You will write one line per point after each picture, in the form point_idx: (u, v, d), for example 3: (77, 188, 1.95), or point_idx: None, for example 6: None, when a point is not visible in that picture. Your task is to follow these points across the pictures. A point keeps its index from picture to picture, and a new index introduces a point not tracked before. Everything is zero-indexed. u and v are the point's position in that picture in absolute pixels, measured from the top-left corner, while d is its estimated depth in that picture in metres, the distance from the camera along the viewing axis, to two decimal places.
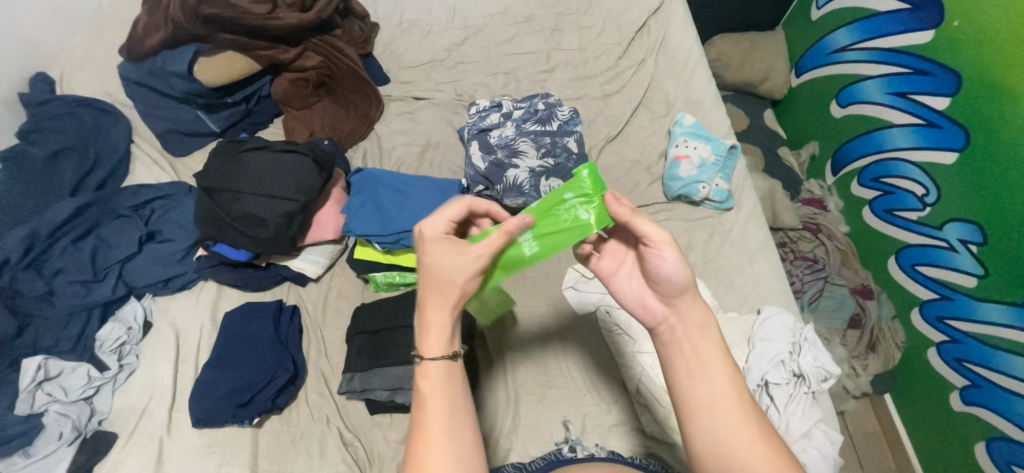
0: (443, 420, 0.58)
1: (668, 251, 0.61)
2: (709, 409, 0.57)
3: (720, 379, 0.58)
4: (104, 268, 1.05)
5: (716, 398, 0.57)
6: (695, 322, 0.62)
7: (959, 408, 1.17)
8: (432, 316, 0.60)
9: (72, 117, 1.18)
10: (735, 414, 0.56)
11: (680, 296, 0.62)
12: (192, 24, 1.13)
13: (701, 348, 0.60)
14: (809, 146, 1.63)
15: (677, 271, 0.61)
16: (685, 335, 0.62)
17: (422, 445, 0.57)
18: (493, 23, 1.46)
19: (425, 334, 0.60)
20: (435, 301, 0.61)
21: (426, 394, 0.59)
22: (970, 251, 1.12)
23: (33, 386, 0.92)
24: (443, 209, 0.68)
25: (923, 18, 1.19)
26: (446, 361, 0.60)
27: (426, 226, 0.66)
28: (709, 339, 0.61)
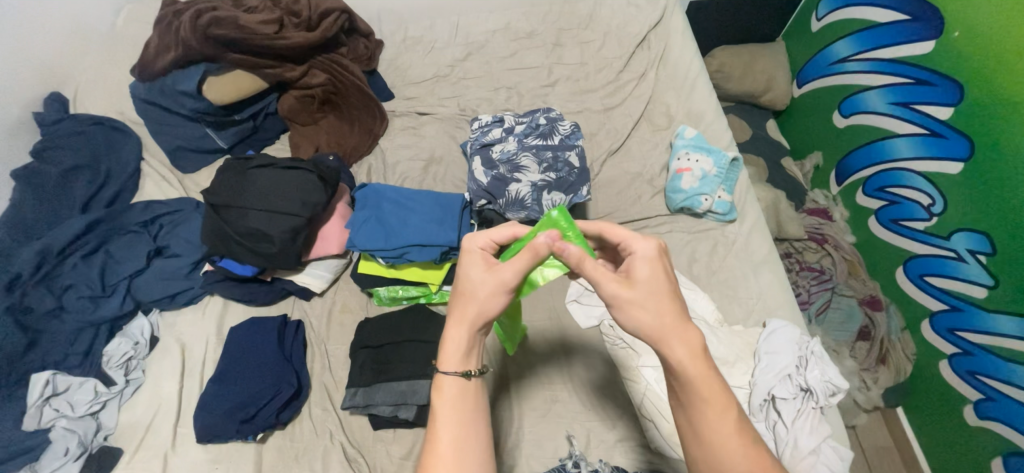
0: (455, 432, 0.59)
1: (619, 309, 0.62)
2: (697, 443, 0.59)
3: (706, 416, 0.59)
4: (113, 284, 1.06)
5: (704, 434, 0.59)
6: (671, 363, 0.60)
7: (973, 421, 1.15)
8: (452, 330, 0.63)
9: (85, 135, 1.21)
10: (725, 453, 0.58)
11: (649, 341, 0.61)
12: (202, 45, 1.16)
13: (685, 388, 0.60)
14: (813, 156, 1.62)
15: (634, 322, 0.61)
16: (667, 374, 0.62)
17: (429, 461, 0.58)
18: (495, 39, 1.48)
19: (444, 350, 0.63)
20: (455, 316, 0.63)
21: (438, 407, 0.61)
22: (979, 261, 1.11)
23: (41, 401, 0.93)
24: (489, 229, 0.69)
25: (923, 29, 1.19)
26: (461, 378, 0.62)
27: (467, 238, 0.68)
28: (691, 381, 0.59)
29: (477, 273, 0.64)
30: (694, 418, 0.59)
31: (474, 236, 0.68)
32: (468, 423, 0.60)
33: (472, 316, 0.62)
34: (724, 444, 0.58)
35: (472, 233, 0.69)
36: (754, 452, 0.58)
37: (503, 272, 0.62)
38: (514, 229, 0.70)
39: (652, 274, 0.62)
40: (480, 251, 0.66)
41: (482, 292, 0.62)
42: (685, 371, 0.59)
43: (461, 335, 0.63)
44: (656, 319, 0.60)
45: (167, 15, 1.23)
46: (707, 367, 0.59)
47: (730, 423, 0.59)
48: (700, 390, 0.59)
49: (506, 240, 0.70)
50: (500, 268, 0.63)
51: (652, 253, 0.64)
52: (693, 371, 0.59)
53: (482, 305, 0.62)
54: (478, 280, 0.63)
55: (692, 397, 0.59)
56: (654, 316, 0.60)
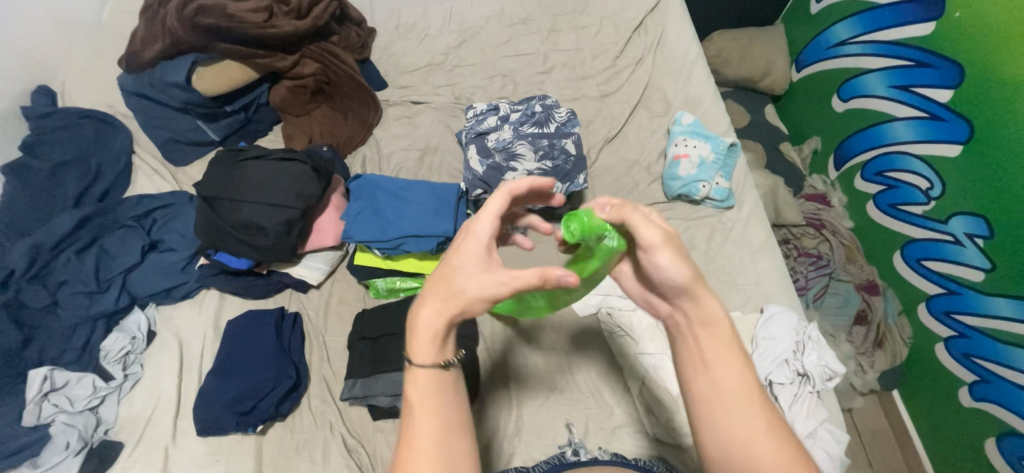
0: (436, 424, 0.56)
1: (661, 253, 0.62)
2: (713, 407, 0.57)
3: (727, 373, 0.58)
4: (109, 278, 1.05)
5: (722, 392, 0.57)
6: (703, 316, 0.61)
7: (969, 403, 1.16)
8: (426, 317, 0.59)
9: (74, 129, 1.20)
10: (742, 408, 0.56)
11: (684, 292, 0.62)
12: (189, 34, 1.13)
13: (707, 342, 0.60)
14: (811, 141, 1.61)
15: (673, 268, 0.62)
16: (692, 328, 0.62)
17: (406, 452, 0.55)
18: (489, 25, 1.46)
19: (414, 339, 0.59)
20: (432, 302, 0.59)
21: (414, 400, 0.58)
22: (977, 245, 1.11)
23: (40, 397, 0.93)
24: (488, 205, 0.63)
25: (924, 9, 1.17)
26: (437, 369, 0.59)
27: (473, 224, 0.63)
28: (716, 333, 0.60)
29: (471, 263, 0.59)
30: (718, 375, 0.58)
31: (476, 219, 0.63)
32: (449, 414, 0.58)
33: (452, 305, 0.58)
34: (743, 399, 0.56)
35: (475, 216, 0.63)
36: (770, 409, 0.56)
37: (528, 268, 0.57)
38: (507, 191, 0.65)
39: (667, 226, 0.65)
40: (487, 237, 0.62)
41: (476, 282, 0.58)
42: (717, 323, 0.61)
43: (438, 320, 0.59)
44: (691, 272, 0.61)
45: (153, 5, 1.20)
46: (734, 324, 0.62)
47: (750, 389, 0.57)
48: (731, 344, 0.60)
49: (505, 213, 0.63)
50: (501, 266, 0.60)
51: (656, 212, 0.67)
52: (722, 321, 0.61)
53: (476, 299, 0.58)
54: (467, 276, 0.59)
55: (716, 351, 0.59)
56: (689, 269, 0.62)
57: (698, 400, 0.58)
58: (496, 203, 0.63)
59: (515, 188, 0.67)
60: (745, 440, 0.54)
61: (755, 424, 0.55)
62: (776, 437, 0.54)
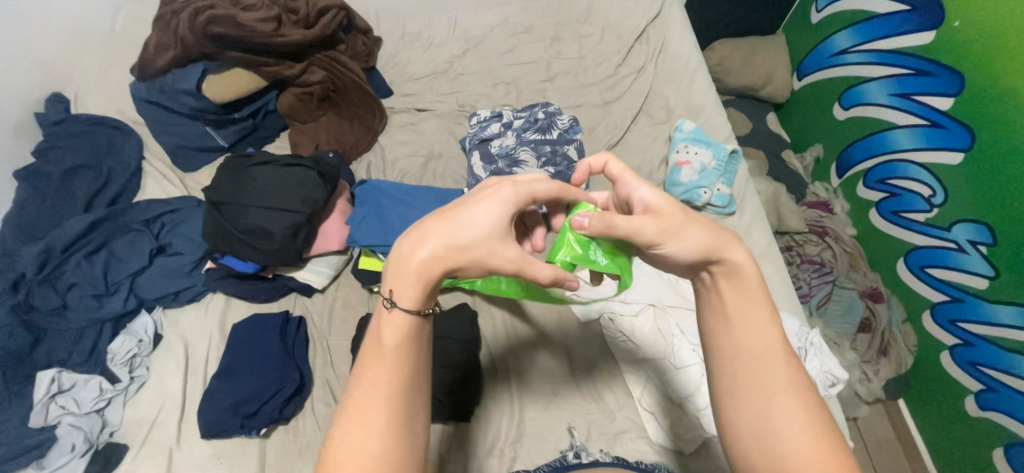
0: (400, 378, 0.53)
1: (671, 243, 0.56)
2: (732, 356, 0.55)
3: (747, 326, 0.56)
4: (117, 282, 1.07)
5: (741, 345, 0.55)
6: (726, 271, 0.57)
7: (975, 412, 1.15)
8: (421, 260, 0.53)
9: (86, 135, 1.22)
10: (763, 362, 0.54)
11: (707, 256, 0.57)
12: (201, 43, 1.17)
13: (732, 295, 0.57)
14: (813, 149, 1.61)
15: (686, 245, 0.56)
16: (716, 281, 0.58)
17: (362, 395, 0.52)
18: (493, 35, 1.49)
19: (401, 278, 0.53)
20: (431, 246, 0.53)
21: (386, 344, 0.53)
22: (980, 252, 1.11)
23: (47, 398, 0.94)
24: (533, 181, 0.59)
25: (923, 19, 1.19)
26: (416, 315, 0.54)
27: (507, 185, 0.57)
28: (742, 286, 0.57)
29: (490, 221, 0.55)
30: (738, 328, 0.56)
31: (519, 186, 0.58)
32: (416, 367, 0.54)
33: (451, 256, 0.53)
34: (766, 352, 0.54)
35: (517, 180, 0.59)
36: (791, 366, 0.54)
37: (538, 269, 0.57)
38: (561, 185, 0.63)
39: (669, 209, 0.58)
40: (517, 211, 0.58)
41: (488, 247, 0.54)
42: (740, 274, 0.57)
43: (431, 265, 0.53)
44: (705, 234, 0.56)
45: (165, 14, 1.23)
46: (761, 274, 0.58)
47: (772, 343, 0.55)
48: (751, 295, 0.57)
49: (547, 196, 0.61)
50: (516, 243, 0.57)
51: (651, 188, 0.60)
52: (749, 274, 0.57)
53: (476, 264, 0.54)
54: (476, 237, 0.54)
55: (740, 304, 0.56)
56: (704, 230, 0.57)
57: (717, 352, 0.57)
58: (542, 188, 0.60)
59: (568, 190, 0.64)
60: (762, 393, 0.53)
61: (775, 380, 0.53)
62: (794, 390, 0.53)
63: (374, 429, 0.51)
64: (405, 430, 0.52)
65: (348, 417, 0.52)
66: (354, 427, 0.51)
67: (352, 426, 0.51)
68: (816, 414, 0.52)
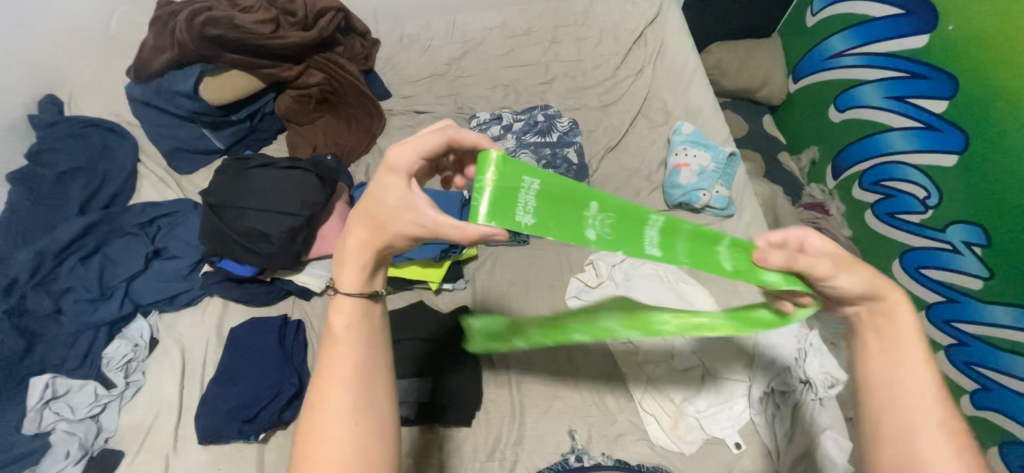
0: (356, 361, 0.54)
1: (843, 275, 0.55)
2: (883, 401, 0.51)
3: (911, 371, 0.51)
4: (112, 286, 1.06)
5: (897, 389, 0.51)
6: (883, 310, 0.54)
7: (970, 412, 1.16)
8: (354, 240, 0.56)
9: (81, 137, 1.21)
10: (921, 407, 0.50)
11: (865, 296, 0.54)
12: (198, 45, 1.15)
13: (892, 335, 0.53)
14: (809, 151, 1.62)
15: (859, 281, 0.54)
16: (871, 321, 0.55)
17: (323, 381, 0.53)
18: (491, 37, 1.49)
19: (342, 264, 0.56)
20: (358, 229, 0.55)
21: (338, 330, 0.55)
22: (975, 253, 1.12)
23: (41, 404, 0.93)
24: (417, 138, 0.56)
25: (916, 23, 1.21)
26: (364, 299, 0.56)
27: (394, 150, 0.55)
28: (901, 328, 0.53)
29: (395, 196, 0.53)
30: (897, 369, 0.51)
31: (404, 148, 0.55)
32: (371, 348, 0.55)
33: (375, 237, 0.55)
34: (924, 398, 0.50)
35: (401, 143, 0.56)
36: (950, 417, 0.49)
37: (460, 233, 0.53)
38: (448, 133, 0.56)
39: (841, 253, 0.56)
40: (408, 176, 0.55)
41: (403, 217, 0.53)
42: (895, 316, 0.54)
43: (363, 248, 0.55)
44: (871, 274, 0.54)
45: (162, 16, 1.22)
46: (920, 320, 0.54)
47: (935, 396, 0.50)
48: (916, 339, 0.53)
49: (435, 149, 0.56)
50: (430, 205, 0.54)
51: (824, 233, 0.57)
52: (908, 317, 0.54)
53: (400, 236, 0.54)
54: (387, 209, 0.53)
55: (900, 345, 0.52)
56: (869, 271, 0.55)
57: (865, 391, 0.53)
58: (425, 142, 0.56)
59: (459, 138, 0.57)
60: (910, 443, 0.49)
61: (925, 431, 0.48)
62: (950, 448, 0.47)
63: (339, 414, 0.51)
64: (370, 410, 0.53)
65: (312, 408, 0.52)
66: (320, 416, 0.52)
67: (318, 416, 0.52)
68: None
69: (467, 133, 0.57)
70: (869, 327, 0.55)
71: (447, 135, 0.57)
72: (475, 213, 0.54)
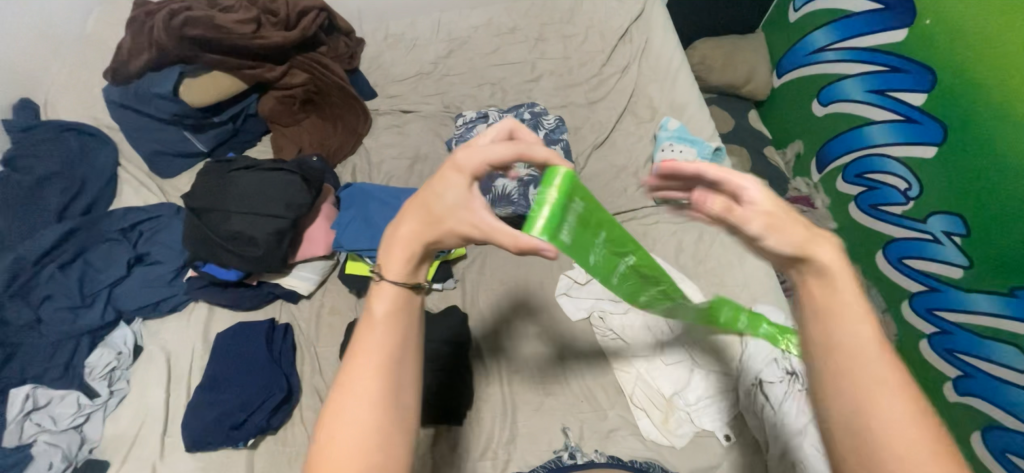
0: (388, 350, 0.52)
1: (773, 236, 0.45)
2: (863, 457, 0.39)
3: (890, 404, 0.39)
4: (93, 293, 1.03)
5: (875, 439, 0.39)
6: (818, 267, 0.43)
7: (953, 398, 1.19)
8: (404, 229, 0.55)
9: (58, 142, 1.18)
10: (874, 374, 0.40)
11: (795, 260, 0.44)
12: (177, 46, 1.14)
13: (821, 291, 0.43)
14: (794, 145, 1.64)
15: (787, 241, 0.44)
16: (801, 277, 0.44)
17: (352, 363, 0.51)
18: (477, 35, 1.48)
19: (388, 252, 0.55)
20: (411, 218, 0.55)
21: (374, 313, 0.53)
22: (955, 243, 1.15)
23: (21, 416, 0.91)
24: (487, 146, 0.55)
25: (895, 17, 1.23)
26: (406, 288, 0.54)
27: (461, 152, 0.55)
28: (836, 281, 0.43)
29: (454, 196, 0.54)
30: (872, 408, 0.39)
31: (472, 152, 0.54)
32: (403, 337, 0.53)
33: (424, 229, 0.54)
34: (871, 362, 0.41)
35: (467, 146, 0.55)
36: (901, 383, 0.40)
37: (510, 240, 0.53)
38: (518, 146, 0.55)
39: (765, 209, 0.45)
40: (471, 179, 0.54)
41: (460, 212, 0.54)
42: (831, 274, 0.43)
43: (413, 239, 0.55)
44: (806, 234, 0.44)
45: (139, 16, 1.20)
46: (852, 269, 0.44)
47: (914, 417, 0.39)
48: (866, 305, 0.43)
49: (502, 160, 0.55)
50: (486, 208, 0.55)
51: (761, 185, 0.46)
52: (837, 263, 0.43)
53: (453, 234, 0.54)
54: (445, 205, 0.54)
55: (836, 303, 0.42)
56: (802, 228, 0.45)
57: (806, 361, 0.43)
58: (496, 151, 0.54)
59: (531, 151, 0.55)
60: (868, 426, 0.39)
61: (884, 411, 0.39)
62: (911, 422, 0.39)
63: (362, 402, 0.50)
64: (395, 403, 0.51)
65: (336, 393, 0.51)
66: (342, 402, 0.50)
67: (342, 399, 0.50)
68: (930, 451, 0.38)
69: (539, 150, 0.55)
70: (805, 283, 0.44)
71: (519, 148, 0.55)
72: (530, 225, 0.49)
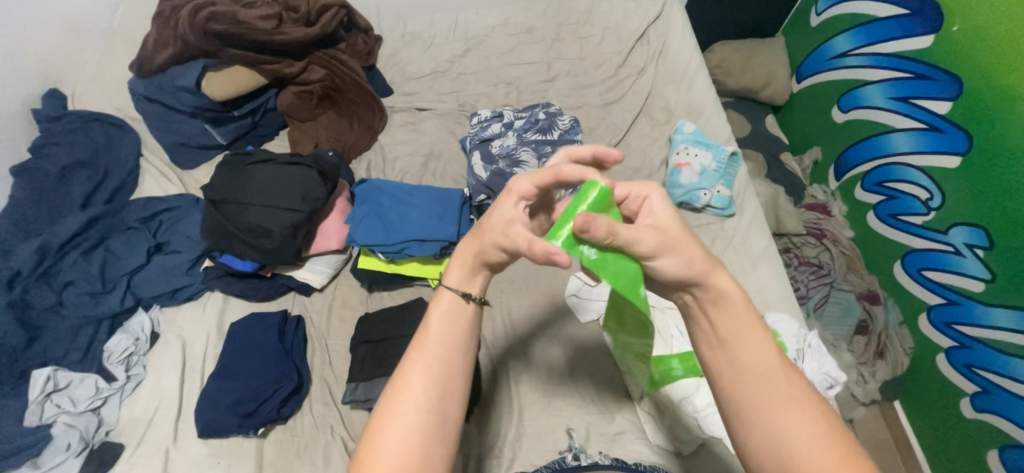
0: (444, 352, 0.55)
1: (664, 257, 0.55)
2: (781, 469, 0.48)
3: (787, 417, 0.50)
4: (113, 279, 1.06)
5: (786, 446, 0.49)
6: (711, 294, 0.55)
7: (970, 415, 1.16)
8: (461, 246, 0.61)
9: (83, 131, 1.21)
10: (770, 382, 0.52)
11: (693, 282, 0.55)
12: (201, 40, 1.16)
13: (723, 319, 0.55)
14: (812, 151, 1.62)
15: (678, 263, 0.55)
16: (702, 309, 0.56)
17: (408, 363, 0.55)
18: (494, 34, 1.48)
19: (451, 263, 0.61)
20: (470, 236, 0.61)
21: (431, 318, 0.58)
22: (977, 256, 1.12)
23: (43, 397, 0.94)
24: (535, 170, 0.60)
25: (921, 23, 1.20)
26: (460, 296, 0.58)
27: (514, 178, 0.60)
28: (731, 308, 0.55)
29: (498, 213, 0.58)
30: (776, 424, 0.50)
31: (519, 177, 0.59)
32: (457, 342, 0.56)
33: (475, 240, 0.60)
34: (767, 373, 0.52)
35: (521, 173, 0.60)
36: (793, 386, 0.52)
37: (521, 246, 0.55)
38: (558, 170, 0.60)
39: (670, 214, 0.59)
40: (520, 197, 0.59)
41: (500, 229, 0.57)
42: (726, 300, 0.55)
43: (467, 253, 0.60)
44: (699, 254, 0.55)
45: (164, 11, 1.22)
46: (743, 294, 0.56)
47: (804, 412, 0.50)
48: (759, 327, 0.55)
49: (544, 183, 0.59)
50: (523, 226, 0.57)
51: (663, 194, 0.60)
52: (731, 294, 0.56)
53: (493, 247, 0.57)
54: (491, 222, 0.58)
55: (733, 327, 0.54)
56: (697, 250, 0.57)
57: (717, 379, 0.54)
58: (539, 173, 0.59)
59: (566, 171, 0.60)
60: (771, 426, 0.50)
61: (782, 413, 0.50)
62: (803, 418, 0.50)
63: (415, 397, 0.52)
64: (446, 403, 0.53)
65: (391, 390, 0.54)
66: (396, 395, 0.53)
67: (394, 396, 0.53)
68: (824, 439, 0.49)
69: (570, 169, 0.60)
70: (703, 311, 0.56)
71: (556, 169, 0.60)
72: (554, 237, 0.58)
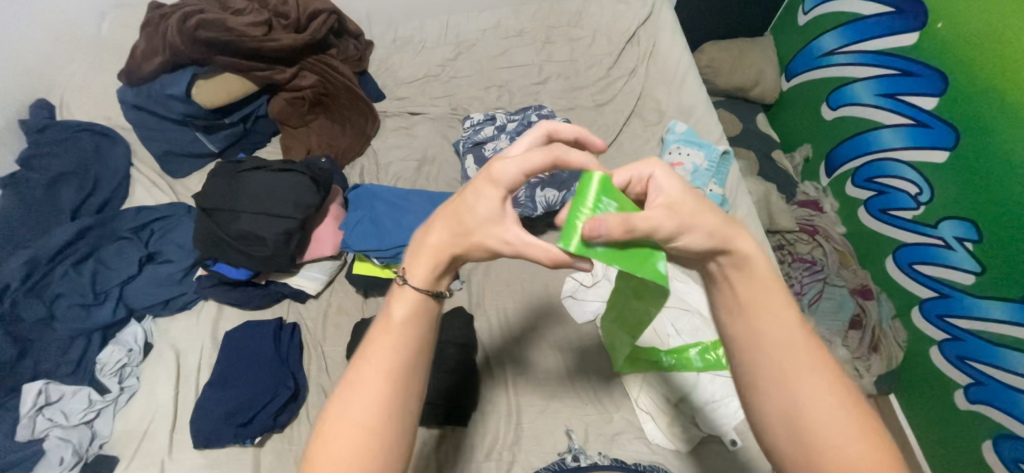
0: (400, 354, 0.53)
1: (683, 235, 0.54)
2: (796, 435, 0.49)
3: (803, 386, 0.50)
4: (105, 290, 1.05)
5: (802, 413, 0.49)
6: (735, 260, 0.54)
7: (964, 406, 1.17)
8: (433, 238, 0.57)
9: (72, 141, 1.20)
10: (791, 351, 0.51)
11: (711, 253, 0.55)
12: (191, 49, 1.16)
13: (745, 288, 0.54)
14: (803, 149, 1.63)
15: (700, 236, 0.54)
16: (726, 275, 0.55)
17: (362, 365, 0.53)
18: (485, 38, 1.49)
19: (415, 258, 0.57)
20: (443, 230, 0.57)
21: (390, 317, 0.54)
22: (966, 249, 1.13)
23: (34, 411, 0.92)
24: (528, 155, 0.55)
25: (906, 20, 1.22)
26: (424, 292, 0.55)
27: (499, 163, 0.56)
28: (755, 276, 0.54)
29: (485, 208, 0.55)
30: (793, 393, 0.50)
31: (510, 165, 0.55)
32: (416, 344, 0.54)
33: (457, 243, 0.56)
34: (788, 343, 0.52)
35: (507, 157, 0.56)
36: (812, 355, 0.51)
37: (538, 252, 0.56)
38: (555, 153, 0.56)
39: (677, 192, 0.56)
40: (507, 192, 0.56)
41: (491, 230, 0.55)
42: (750, 264, 0.54)
43: (442, 248, 0.56)
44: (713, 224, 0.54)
45: (153, 20, 1.22)
46: (768, 260, 0.55)
47: (825, 382, 0.50)
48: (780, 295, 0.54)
49: (540, 170, 0.56)
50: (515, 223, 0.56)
51: (665, 170, 0.58)
52: (757, 260, 0.54)
53: (481, 247, 0.56)
54: (479, 220, 0.55)
55: (755, 295, 0.54)
56: (718, 216, 0.55)
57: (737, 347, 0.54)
58: (539, 162, 0.55)
59: (567, 155, 0.57)
60: (788, 394, 0.50)
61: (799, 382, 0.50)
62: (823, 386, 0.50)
63: (368, 398, 0.51)
64: (399, 408, 0.52)
65: (344, 392, 0.52)
66: (350, 396, 0.51)
67: (347, 398, 0.51)
68: (843, 408, 0.49)
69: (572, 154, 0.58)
70: (727, 279, 0.55)
71: (554, 155, 0.56)
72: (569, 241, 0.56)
